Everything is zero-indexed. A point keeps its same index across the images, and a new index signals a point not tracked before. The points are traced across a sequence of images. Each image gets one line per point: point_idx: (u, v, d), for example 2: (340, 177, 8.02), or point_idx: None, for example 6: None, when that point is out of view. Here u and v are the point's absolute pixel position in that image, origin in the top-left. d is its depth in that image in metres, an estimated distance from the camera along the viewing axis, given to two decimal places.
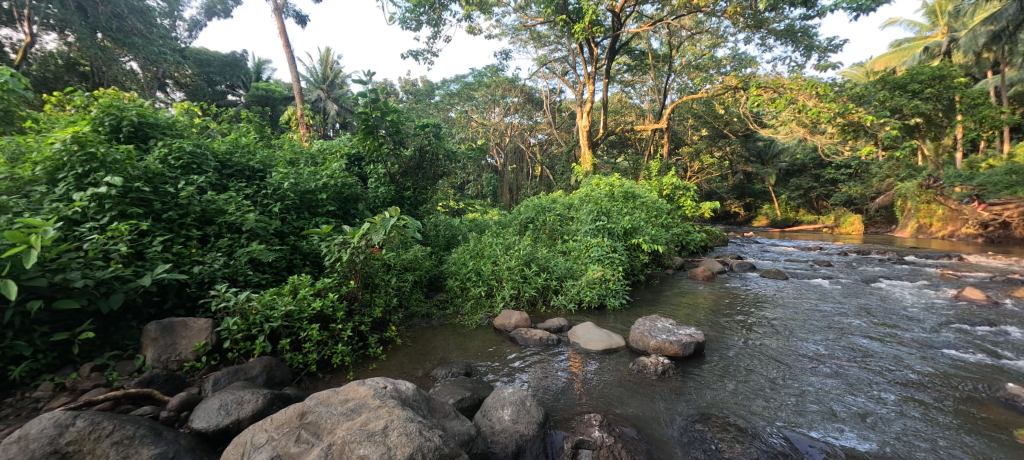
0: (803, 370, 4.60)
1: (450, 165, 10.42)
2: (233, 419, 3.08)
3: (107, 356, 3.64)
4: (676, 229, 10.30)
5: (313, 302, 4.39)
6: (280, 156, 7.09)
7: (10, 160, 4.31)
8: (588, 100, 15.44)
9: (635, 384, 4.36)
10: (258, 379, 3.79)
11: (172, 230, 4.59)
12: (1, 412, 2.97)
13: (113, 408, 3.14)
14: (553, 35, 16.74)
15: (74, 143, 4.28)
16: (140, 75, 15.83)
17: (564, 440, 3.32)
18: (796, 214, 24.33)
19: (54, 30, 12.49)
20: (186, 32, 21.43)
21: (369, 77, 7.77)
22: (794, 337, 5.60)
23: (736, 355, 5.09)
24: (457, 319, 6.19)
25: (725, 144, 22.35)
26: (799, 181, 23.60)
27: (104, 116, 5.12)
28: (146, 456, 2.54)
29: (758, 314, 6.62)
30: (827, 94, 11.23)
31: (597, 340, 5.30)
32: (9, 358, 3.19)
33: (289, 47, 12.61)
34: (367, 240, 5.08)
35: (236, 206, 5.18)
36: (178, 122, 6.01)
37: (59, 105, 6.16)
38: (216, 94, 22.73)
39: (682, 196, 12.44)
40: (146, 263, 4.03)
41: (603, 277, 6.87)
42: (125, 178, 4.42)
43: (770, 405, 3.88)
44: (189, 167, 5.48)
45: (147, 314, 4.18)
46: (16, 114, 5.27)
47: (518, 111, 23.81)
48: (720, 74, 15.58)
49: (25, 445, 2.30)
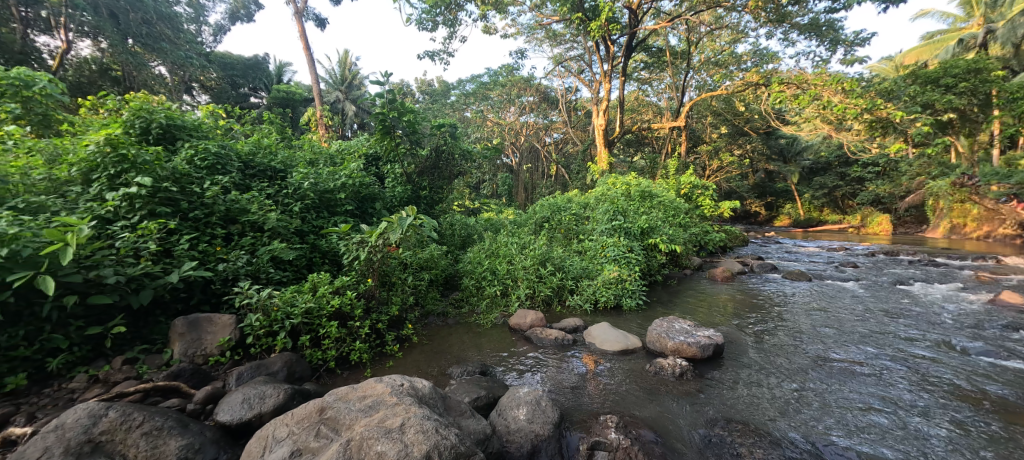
0: (827, 375, 4.47)
1: (465, 164, 10.44)
2: (255, 413, 3.16)
3: (137, 350, 3.77)
4: (694, 229, 10.12)
5: (332, 300, 4.48)
6: (300, 157, 7.24)
7: (48, 161, 4.52)
8: (604, 98, 15.25)
9: (652, 386, 4.30)
10: (279, 374, 3.88)
11: (198, 229, 4.75)
12: (40, 402, 3.11)
13: (143, 400, 3.26)
14: (569, 33, 16.66)
15: (106, 145, 4.44)
16: (168, 79, 16.44)
17: (580, 442, 3.30)
18: (820, 213, 23.64)
19: (88, 36, 13.05)
20: (211, 37, 22.10)
21: (386, 77, 7.86)
22: (819, 341, 5.44)
23: (757, 357, 4.97)
24: (472, 317, 6.21)
25: (744, 141, 21.53)
26: (823, 179, 22.78)
27: (135, 119, 5.34)
28: (173, 447, 2.63)
29: (779, 316, 6.46)
30: (853, 90, 10.83)
31: (613, 341, 5.24)
32: (46, 351, 3.35)
33: (309, 50, 12.91)
34: (385, 239, 5.18)
35: (258, 206, 5.32)
36: (204, 124, 6.20)
37: (93, 108, 6.42)
38: (239, 96, 23.42)
39: (701, 195, 12.18)
40: (174, 260, 4.18)
41: (619, 277, 6.81)
42: (155, 178, 4.59)
43: (793, 409, 3.79)
44: (214, 168, 5.66)
45: (174, 309, 4.32)
46: (54, 118, 5.53)
47: (533, 110, 23.75)
48: (740, 70, 15.19)
49: (61, 434, 2.40)
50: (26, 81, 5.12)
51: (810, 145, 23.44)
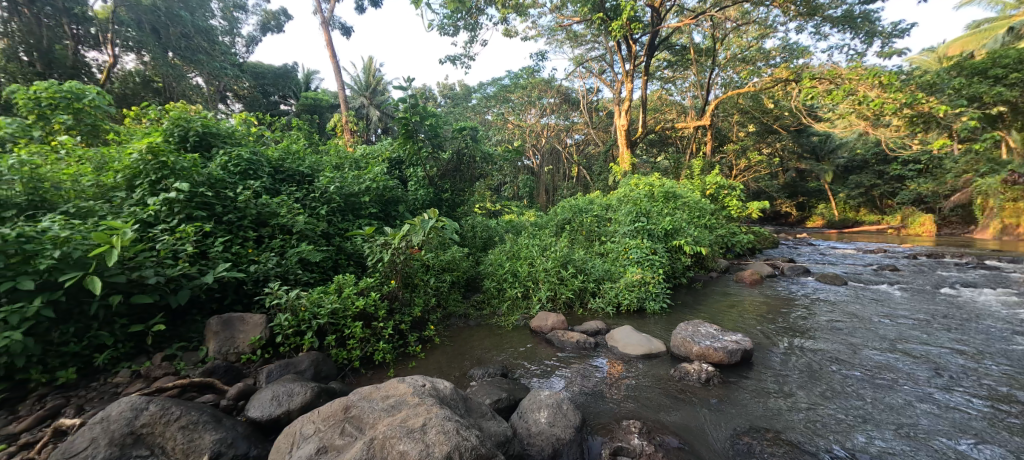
0: (866, 383, 4.25)
1: (487, 167, 10.49)
2: (284, 410, 3.25)
3: (176, 348, 3.95)
4: (721, 230, 9.83)
5: (356, 301, 4.58)
6: (327, 162, 7.43)
7: (96, 168, 4.79)
8: (626, 98, 15.03)
9: (676, 391, 4.19)
10: (306, 373, 3.98)
11: (232, 232, 4.95)
12: (87, 396, 3.30)
13: (180, 395, 3.42)
14: (590, 34, 16.59)
15: (148, 153, 4.72)
16: (205, 90, 17.28)
17: (602, 447, 3.26)
18: (856, 214, 22.53)
19: (133, 51, 13.93)
20: (244, 48, 23.09)
21: (408, 83, 8.00)
22: (856, 347, 5.18)
23: (789, 363, 4.79)
24: (494, 319, 6.21)
25: (774, 139, 21.48)
26: (859, 177, 21.71)
27: (174, 127, 5.67)
28: (208, 441, 2.73)
29: (814, 322, 6.17)
30: (892, 83, 10.26)
31: (636, 344, 5.14)
32: (94, 346, 3.56)
33: (336, 58, 13.32)
34: (407, 242, 5.25)
35: (288, 209, 5.51)
36: (237, 131, 6.48)
37: (137, 118, 6.80)
38: (270, 104, 24.37)
39: (727, 195, 11.84)
40: (209, 262, 4.36)
41: (643, 279, 6.68)
42: (191, 183, 4.84)
43: (829, 419, 3.62)
44: (247, 173, 5.90)
45: (209, 309, 4.51)
46: (102, 128, 5.89)
47: (554, 112, 23.75)
48: (769, 66, 14.67)
49: (106, 426, 2.56)
50: (77, 94, 5.64)
51: (844, 142, 22.44)
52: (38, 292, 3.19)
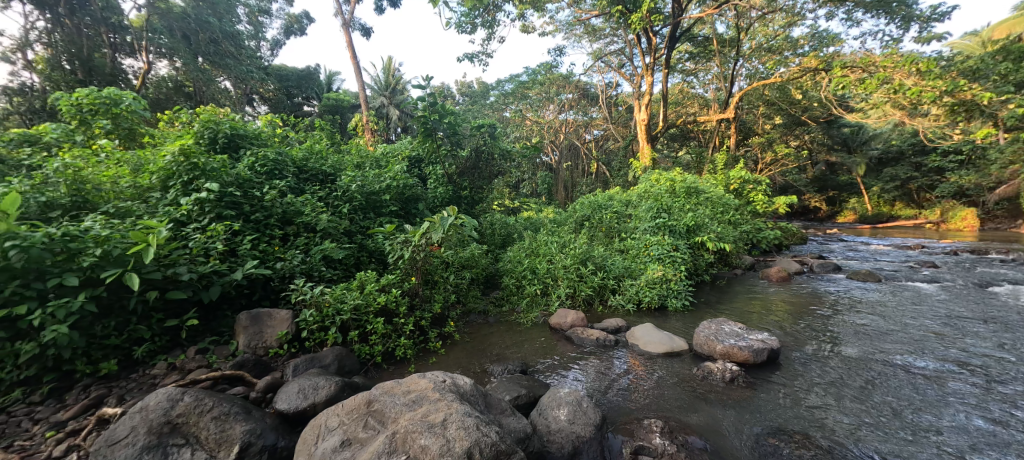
0: (902, 384, 4.07)
1: (505, 164, 10.49)
2: (310, 402, 3.34)
3: (208, 341, 4.10)
4: (746, 226, 9.56)
5: (378, 297, 4.66)
6: (348, 161, 7.57)
7: (133, 170, 5.02)
8: (646, 92, 14.75)
9: (699, 390, 4.11)
10: (330, 367, 4.08)
11: (259, 230, 5.12)
12: (128, 386, 3.47)
13: (213, 387, 3.56)
14: (608, 27, 16.38)
15: (181, 155, 4.93)
16: (233, 93, 17.81)
17: (623, 445, 3.22)
18: (891, 208, 21.50)
19: (166, 57, 14.59)
20: (269, 51, 23.79)
21: (427, 81, 8.08)
22: (892, 347, 4.96)
23: (819, 363, 4.62)
24: (513, 316, 6.22)
25: (802, 131, 20.73)
26: (895, 170, 20.69)
27: (204, 130, 5.90)
28: (239, 431, 2.82)
29: (846, 321, 5.93)
30: (931, 70, 9.74)
31: (657, 343, 5.05)
32: (134, 339, 3.74)
33: (356, 59, 13.57)
34: (427, 239, 5.30)
35: (311, 208, 5.66)
36: (263, 133, 6.69)
37: (169, 122, 7.09)
38: (293, 106, 25.05)
39: (752, 190, 11.50)
40: (238, 259, 4.52)
41: (664, 276, 6.57)
42: (221, 183, 5.03)
43: (861, 421, 3.49)
44: (273, 173, 6.09)
45: (239, 304, 4.67)
46: (138, 132, 6.17)
47: (573, 108, 23.58)
48: (797, 56, 14.14)
49: (145, 416, 2.70)
50: (115, 100, 5.94)
51: (878, 134, 21.40)
52: (82, 287, 3.38)
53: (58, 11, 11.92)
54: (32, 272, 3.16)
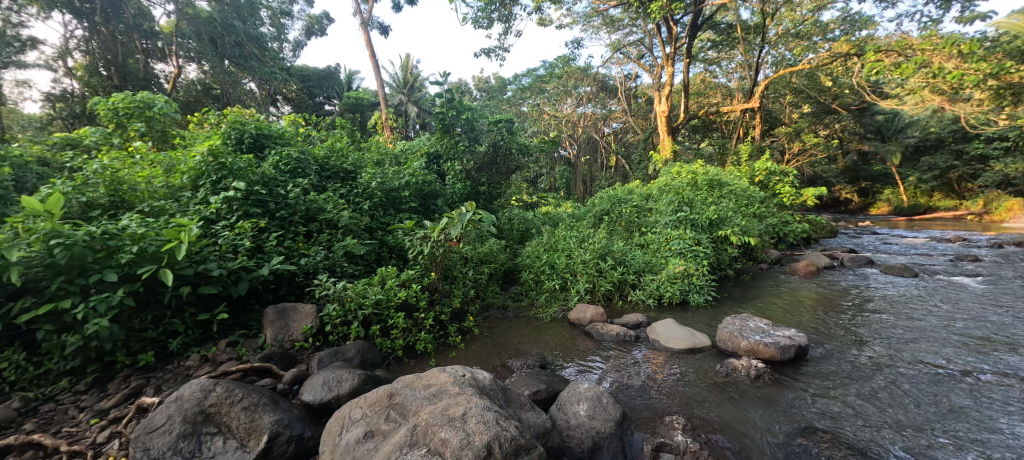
0: (941, 384, 3.86)
1: (523, 159, 10.43)
2: (334, 394, 3.41)
3: (238, 335, 4.25)
4: (772, 219, 9.28)
5: (398, 292, 4.73)
6: (368, 158, 7.68)
7: (166, 170, 5.23)
8: (667, 83, 14.40)
9: (722, 388, 4.01)
10: (353, 360, 4.16)
11: (284, 227, 5.27)
12: (164, 376, 3.62)
13: (243, 378, 3.69)
14: (627, 17, 16.14)
15: (209, 155, 5.11)
16: (258, 94, 18.29)
17: (643, 442, 3.19)
18: (929, 199, 20.45)
19: (194, 61, 15.23)
20: (291, 52, 24.34)
21: (445, 78, 8.12)
22: (932, 345, 4.72)
23: (852, 361, 4.44)
24: (532, 311, 6.21)
25: (833, 120, 19.88)
26: (933, 158, 19.68)
27: (231, 130, 6.11)
28: (267, 421, 2.91)
29: (881, 318, 5.67)
30: (974, 52, 9.19)
31: (679, 338, 4.96)
32: (169, 332, 3.90)
33: (375, 57, 13.75)
34: (446, 234, 5.34)
35: (333, 205, 5.78)
36: (287, 132, 6.86)
37: (199, 123, 7.35)
38: (315, 106, 25.63)
39: (778, 182, 11.12)
40: (265, 256, 4.65)
41: (686, 271, 6.45)
42: (248, 182, 5.20)
43: (895, 420, 3.35)
44: (296, 171, 6.25)
45: (266, 299, 4.82)
46: (170, 134, 6.42)
47: (591, 101, 23.30)
48: (827, 41, 13.57)
49: (181, 405, 2.82)
50: (148, 103, 6.18)
51: (915, 121, 20.33)
52: (121, 283, 3.54)
53: (94, 19, 12.41)
54: (75, 269, 3.36)
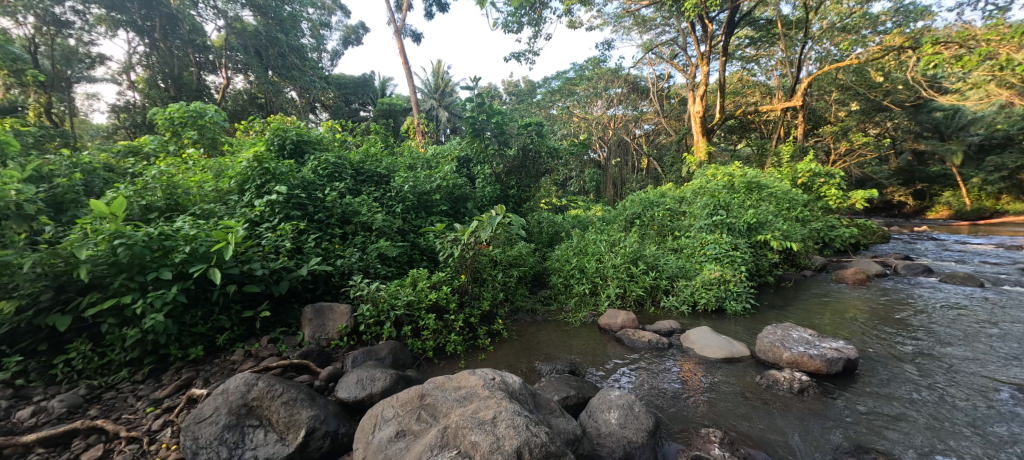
0: (1014, 406, 3.52)
1: (553, 162, 10.39)
2: (367, 393, 3.51)
3: (279, 332, 4.43)
4: (816, 224, 8.80)
5: (429, 294, 4.82)
6: (401, 163, 7.87)
7: (215, 175, 5.57)
8: (702, 82, 14.00)
9: (763, 402, 3.81)
10: (386, 360, 4.25)
11: (322, 229, 5.49)
12: (212, 369, 3.84)
13: (284, 374, 3.87)
14: (659, 17, 15.89)
15: (254, 161, 5.41)
16: (298, 102, 19.12)
17: (677, 454, 3.09)
18: (997, 202, 18.72)
19: (242, 72, 16.22)
20: (329, 62, 25.44)
21: (475, 83, 8.26)
22: (1002, 363, 4.31)
23: (909, 378, 4.11)
24: (561, 315, 6.15)
25: (883, 117, 18.74)
26: (1000, 157, 18.08)
27: (274, 137, 6.47)
28: (305, 417, 3.02)
29: (941, 331, 5.25)
30: None
31: (715, 347, 4.78)
32: (215, 328, 4.12)
33: (408, 64, 14.13)
34: (476, 237, 5.35)
35: (368, 208, 5.95)
36: (325, 138, 7.17)
37: (245, 131, 7.82)
38: (351, 112, 26.65)
39: (823, 184, 10.55)
40: (304, 256, 4.85)
41: (722, 277, 6.20)
42: (289, 186, 5.47)
43: (958, 444, 3.08)
44: (333, 175, 6.52)
45: (305, 298, 5.03)
46: (219, 141, 6.85)
47: (622, 102, 22.87)
48: (877, 34, 12.82)
49: (226, 397, 2.98)
50: (200, 113, 6.64)
51: (979, 117, 18.71)
52: (174, 281, 3.78)
53: (154, 36, 13.37)
54: (135, 267, 3.61)
